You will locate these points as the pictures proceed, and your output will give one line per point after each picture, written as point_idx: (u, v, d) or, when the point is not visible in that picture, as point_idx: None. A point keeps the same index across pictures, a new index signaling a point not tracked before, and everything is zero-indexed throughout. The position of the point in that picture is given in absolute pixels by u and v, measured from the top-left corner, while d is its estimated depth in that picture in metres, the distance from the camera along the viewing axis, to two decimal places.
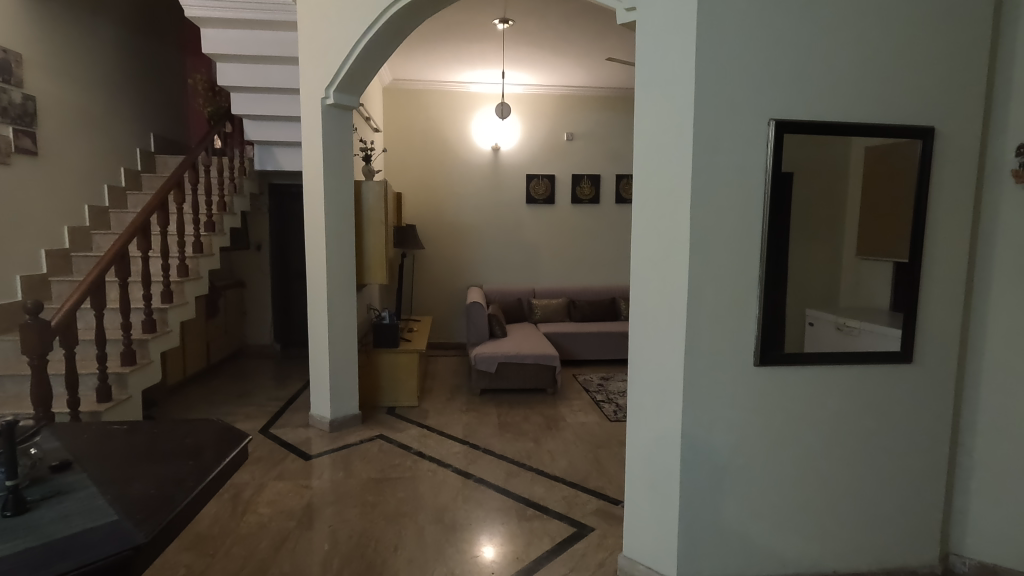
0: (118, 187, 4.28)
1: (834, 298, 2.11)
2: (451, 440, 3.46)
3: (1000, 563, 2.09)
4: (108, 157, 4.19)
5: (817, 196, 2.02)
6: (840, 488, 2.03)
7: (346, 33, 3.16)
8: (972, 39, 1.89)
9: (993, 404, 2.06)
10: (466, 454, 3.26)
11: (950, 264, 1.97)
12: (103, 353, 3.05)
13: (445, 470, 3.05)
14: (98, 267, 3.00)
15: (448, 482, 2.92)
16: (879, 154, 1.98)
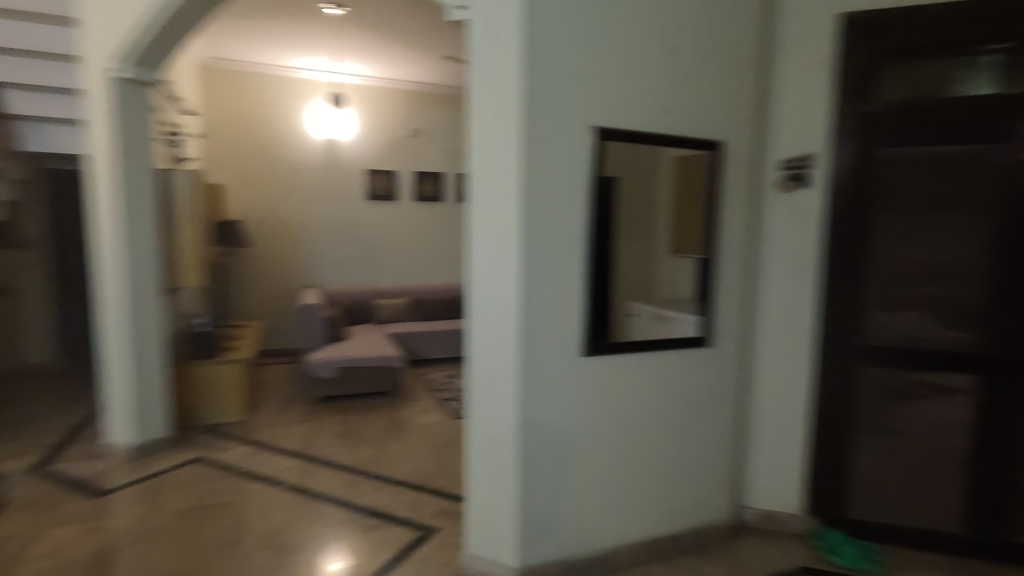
0: None
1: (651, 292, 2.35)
2: (285, 454, 3.19)
3: (777, 509, 2.51)
4: None
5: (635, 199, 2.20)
6: (657, 463, 2.27)
7: None
8: (748, 70, 2.25)
9: (768, 376, 2.48)
10: (301, 467, 3.03)
11: (734, 260, 2.33)
12: None
13: (279, 488, 2.80)
14: None
15: (282, 500, 2.69)
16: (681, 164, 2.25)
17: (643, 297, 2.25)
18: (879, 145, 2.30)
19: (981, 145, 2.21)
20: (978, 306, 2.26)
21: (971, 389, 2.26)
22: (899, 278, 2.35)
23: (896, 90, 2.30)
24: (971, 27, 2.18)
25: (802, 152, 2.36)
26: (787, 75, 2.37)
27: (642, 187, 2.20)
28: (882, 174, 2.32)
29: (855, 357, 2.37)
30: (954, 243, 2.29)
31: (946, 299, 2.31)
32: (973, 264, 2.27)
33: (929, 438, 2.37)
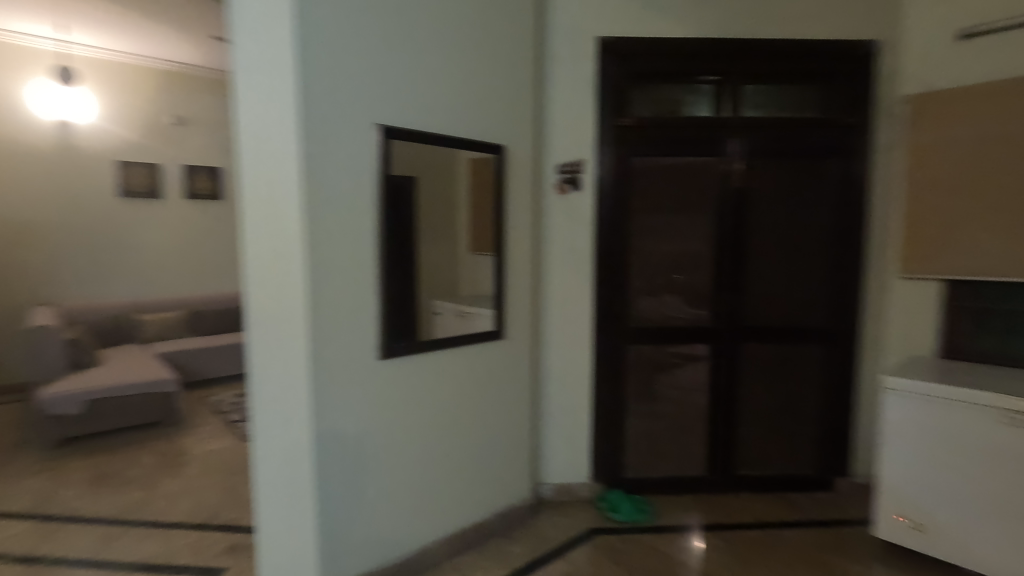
0: None
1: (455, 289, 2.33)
2: (9, 518, 2.52)
3: (568, 479, 2.79)
4: None
5: (430, 198, 2.18)
6: (460, 455, 2.34)
7: None
8: (523, 80, 2.45)
9: (556, 361, 2.74)
10: (35, 530, 2.43)
11: (522, 254, 2.54)
12: None
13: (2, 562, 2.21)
14: None
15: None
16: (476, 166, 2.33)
17: (451, 297, 2.30)
18: (633, 154, 2.68)
19: (706, 156, 2.69)
20: (710, 289, 2.76)
21: (707, 355, 2.79)
22: (654, 267, 2.76)
23: (643, 108, 2.71)
24: (694, 60, 2.65)
25: (573, 158, 2.65)
26: (558, 88, 2.62)
27: (438, 190, 2.20)
28: (637, 178, 2.71)
29: (623, 336, 2.75)
30: (694, 236, 2.75)
31: (690, 283, 2.77)
32: (707, 253, 2.75)
33: (684, 401, 2.81)
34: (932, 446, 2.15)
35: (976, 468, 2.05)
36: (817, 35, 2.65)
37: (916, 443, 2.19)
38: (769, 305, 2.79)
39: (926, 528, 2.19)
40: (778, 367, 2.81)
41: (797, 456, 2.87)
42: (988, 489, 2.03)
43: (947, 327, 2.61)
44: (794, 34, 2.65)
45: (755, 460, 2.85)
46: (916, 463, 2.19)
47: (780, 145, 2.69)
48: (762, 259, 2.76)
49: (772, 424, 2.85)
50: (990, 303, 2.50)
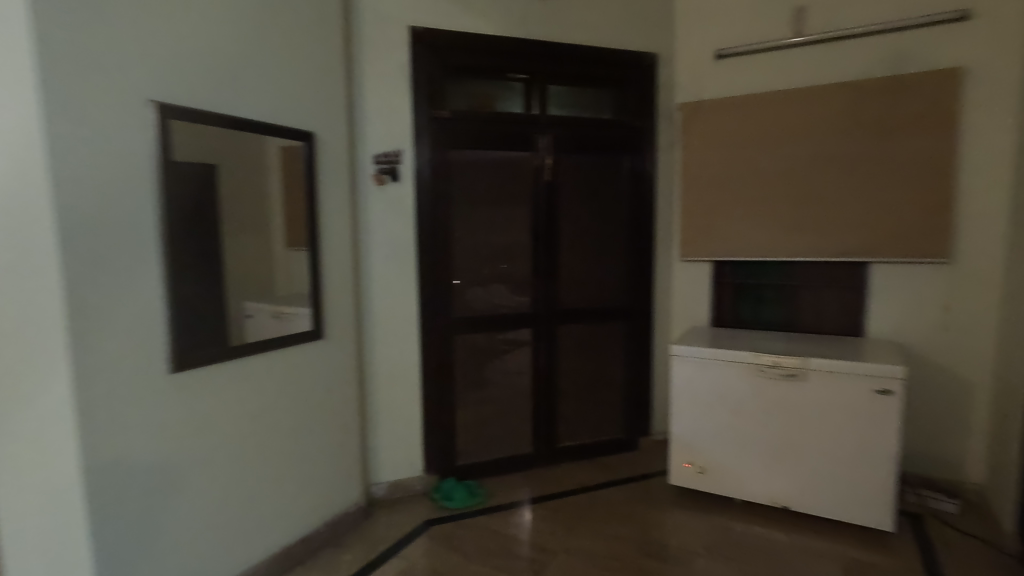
0: None
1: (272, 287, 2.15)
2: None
3: (401, 476, 2.76)
4: None
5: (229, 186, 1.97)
6: (280, 467, 2.17)
7: None
8: (328, 64, 2.33)
9: (382, 357, 2.68)
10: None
11: (338, 248, 2.42)
12: None
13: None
14: None
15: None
16: (283, 155, 2.16)
17: (265, 295, 2.12)
18: (452, 147, 2.70)
19: (520, 150, 2.83)
20: (530, 277, 2.92)
21: (530, 339, 2.95)
22: (478, 258, 2.83)
23: (458, 101, 2.75)
24: (505, 57, 2.75)
25: (390, 148, 2.59)
26: (370, 75, 2.54)
27: (238, 179, 2.00)
28: (457, 171, 2.74)
29: (451, 327, 2.78)
30: (513, 227, 2.88)
31: (512, 272, 2.90)
32: (525, 243, 2.90)
33: (511, 385, 2.95)
34: (707, 401, 2.56)
35: (738, 415, 2.49)
36: (610, 45, 2.95)
37: (697, 401, 2.58)
38: (581, 289, 3.05)
39: (705, 470, 2.60)
40: (590, 344, 3.10)
41: (609, 422, 3.19)
42: (748, 431, 2.48)
43: (715, 300, 3.13)
44: (591, 42, 2.91)
45: (574, 431, 3.12)
46: (696, 417, 2.59)
47: (583, 142, 2.94)
48: (573, 247, 3.01)
49: (587, 396, 3.14)
50: (744, 278, 3.05)
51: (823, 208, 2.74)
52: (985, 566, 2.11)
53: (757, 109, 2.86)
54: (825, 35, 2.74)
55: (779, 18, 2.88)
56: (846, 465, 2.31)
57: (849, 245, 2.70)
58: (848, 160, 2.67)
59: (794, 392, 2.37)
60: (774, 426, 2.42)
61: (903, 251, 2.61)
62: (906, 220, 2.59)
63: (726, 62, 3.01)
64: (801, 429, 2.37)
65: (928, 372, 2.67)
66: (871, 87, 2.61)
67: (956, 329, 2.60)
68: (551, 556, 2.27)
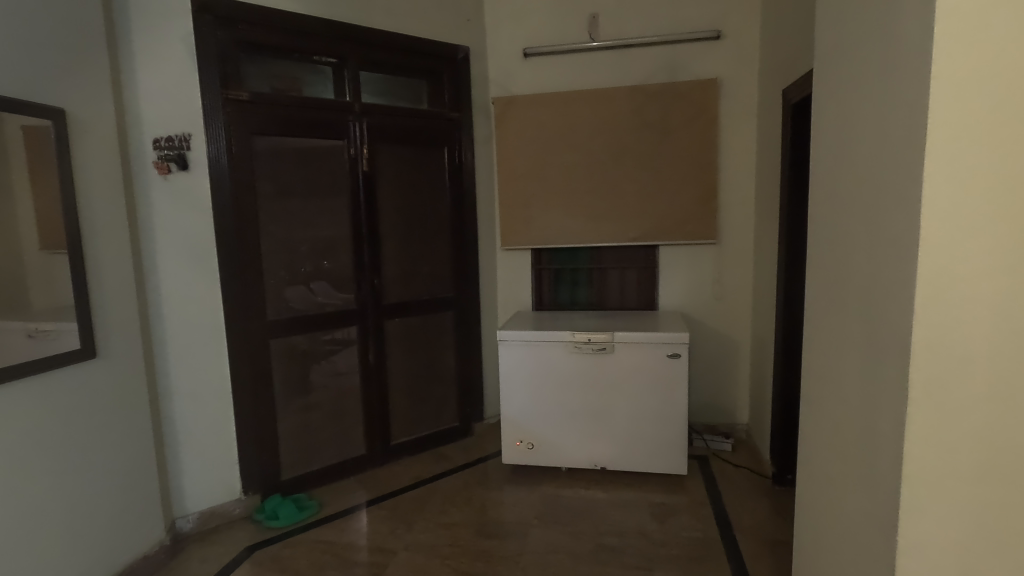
0: None
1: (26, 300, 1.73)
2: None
3: (215, 503, 2.46)
4: None
5: None
6: (42, 518, 1.78)
7: None
8: (82, 27, 1.95)
9: (179, 371, 2.34)
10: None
11: (113, 249, 2.05)
12: None
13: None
14: None
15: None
16: (28, 136, 1.74)
17: (17, 312, 1.70)
18: (254, 133, 2.45)
19: (333, 139, 2.67)
20: (354, 273, 2.79)
21: (357, 338, 2.82)
22: (293, 255, 2.61)
23: (256, 82, 2.49)
24: (308, 37, 2.57)
25: (173, 131, 2.26)
26: (139, 45, 2.17)
27: None
28: (262, 160, 2.49)
29: (266, 332, 2.54)
30: (332, 221, 2.71)
31: (334, 269, 2.73)
32: (345, 238, 2.75)
33: (339, 387, 2.80)
34: (532, 381, 2.72)
35: (560, 390, 2.69)
36: (423, 34, 2.92)
37: (525, 382, 2.73)
38: (407, 282, 3.00)
39: (535, 446, 2.76)
40: (419, 337, 3.08)
41: (444, 413, 3.22)
42: (568, 404, 2.70)
43: (536, 285, 3.33)
44: (403, 29, 2.85)
45: (409, 426, 3.08)
46: (523, 398, 2.74)
47: (401, 132, 2.89)
48: (395, 240, 2.94)
49: (420, 390, 3.12)
50: (560, 264, 3.30)
51: (621, 198, 3.06)
52: (752, 490, 2.59)
53: (563, 107, 3.09)
54: (615, 42, 3.05)
55: (578, 22, 3.12)
56: (650, 423, 2.63)
57: (644, 231, 3.06)
58: (640, 155, 3.02)
59: (605, 365, 2.63)
60: (591, 397, 2.67)
61: (683, 234, 3.04)
62: (686, 208, 3.02)
63: (534, 60, 3.18)
64: (613, 397, 2.65)
65: (706, 336, 3.17)
66: (653, 91, 2.98)
67: (726, 298, 3.12)
68: (391, 556, 2.22)
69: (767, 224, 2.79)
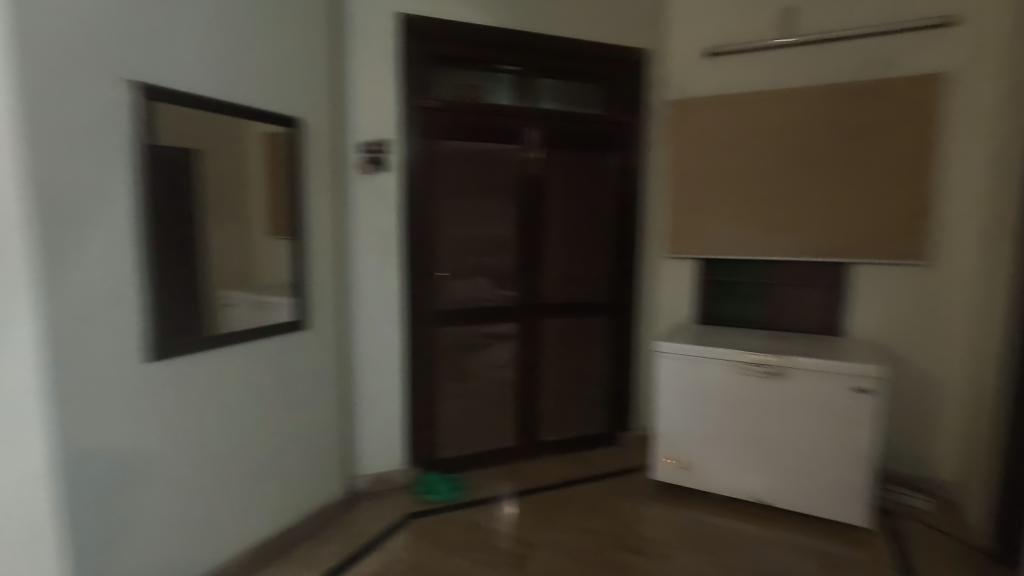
0: None
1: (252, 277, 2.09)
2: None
3: (383, 469, 2.74)
4: None
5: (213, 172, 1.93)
6: (256, 459, 2.13)
7: None
8: (316, 49, 2.30)
9: (365, 349, 2.64)
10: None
11: (322, 238, 2.37)
12: None
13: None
14: None
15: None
16: (266, 138, 2.11)
17: (246, 285, 2.08)
18: (439, 137, 2.67)
19: (507, 142, 2.81)
20: (516, 270, 2.90)
21: (513, 333, 2.94)
22: (463, 251, 2.80)
23: (445, 90, 2.72)
24: (492, 48, 2.74)
25: (377, 137, 2.55)
26: (358, 62, 2.50)
27: (221, 162, 1.96)
28: (444, 162, 2.71)
29: (434, 321, 2.76)
30: (500, 220, 2.85)
31: (496, 265, 2.87)
32: (510, 236, 2.88)
33: (494, 378, 2.94)
34: (690, 398, 2.58)
35: (720, 410, 2.52)
36: (600, 38, 2.94)
37: (682, 398, 2.60)
38: (565, 284, 3.04)
39: (688, 466, 2.62)
40: (573, 339, 3.10)
41: (591, 417, 3.20)
42: (729, 427, 2.51)
43: (700, 297, 3.14)
44: (581, 35, 2.90)
45: (556, 425, 3.12)
46: (680, 413, 2.61)
47: (570, 136, 2.93)
48: (558, 241, 3.00)
49: (570, 391, 3.14)
50: (728, 277, 3.06)
51: (808, 207, 2.76)
52: (959, 563, 2.16)
53: (747, 108, 2.88)
54: (815, 36, 2.75)
55: (770, 18, 2.89)
56: (827, 461, 2.35)
57: (834, 245, 2.73)
58: (836, 161, 2.69)
59: (776, 390, 2.40)
60: (756, 422, 2.45)
61: (882, 252, 2.66)
62: (888, 222, 2.64)
63: (715, 60, 3.02)
64: (783, 426, 2.40)
65: (904, 371, 2.73)
66: (859, 88, 2.64)
67: (935, 330, 2.65)
68: (532, 549, 2.27)
69: (1001, 246, 2.31)
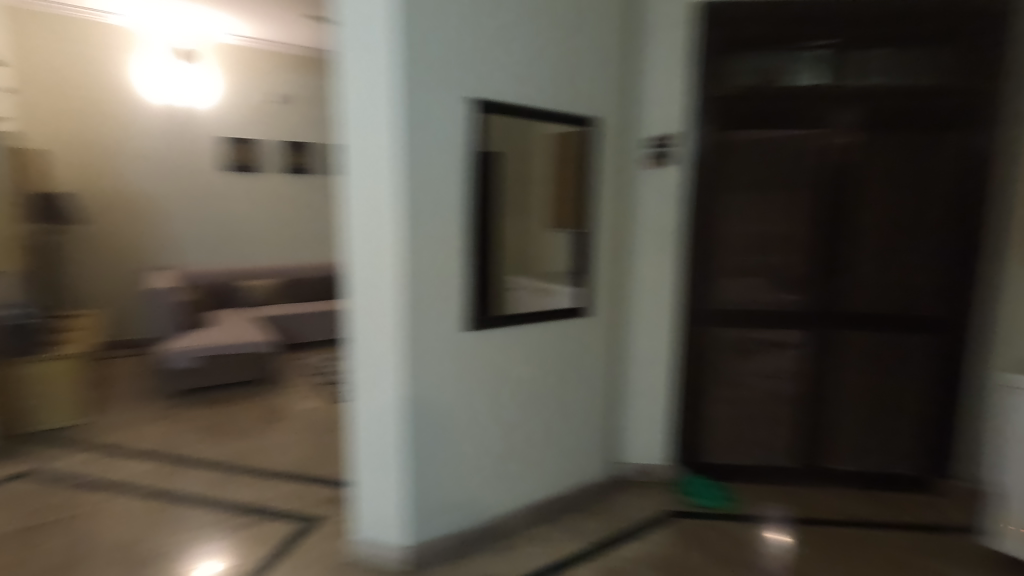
0: None
1: (527, 265, 2.30)
2: (47, 481, 2.70)
3: (648, 462, 2.76)
4: None
5: (511, 170, 2.18)
6: (538, 429, 2.37)
7: None
8: (614, 49, 2.37)
9: (638, 341, 2.69)
10: (68, 500, 2.55)
11: (607, 232, 2.48)
12: None
13: (11, 543, 2.24)
14: None
15: (3, 547, 2.20)
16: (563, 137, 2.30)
17: (525, 272, 2.31)
18: (728, 128, 2.55)
19: (807, 128, 2.51)
20: (806, 272, 2.59)
21: (796, 341, 2.63)
22: (744, 248, 2.62)
23: (742, 76, 2.54)
24: (799, 25, 2.47)
25: (664, 130, 2.54)
26: (649, 57, 2.52)
27: (522, 159, 2.21)
28: (734, 153, 2.57)
29: (707, 321, 2.66)
30: (790, 215, 2.57)
31: (782, 265, 2.60)
32: (801, 233, 2.57)
33: (769, 389, 2.68)
34: None
35: None
36: None
37: None
38: (871, 291, 2.58)
39: None
40: (879, 357, 2.61)
41: (895, 452, 2.66)
42: None
43: None
44: None
45: (847, 454, 2.69)
46: None
47: (899, 116, 2.47)
48: (867, 240, 2.55)
49: (868, 417, 2.66)
50: None
51: None
52: None
53: None
54: None
55: None
56: None
57: None
58: None
59: None
60: None
61: None
62: None
63: None
64: None
65: None
66: None
67: None
68: None
69: None
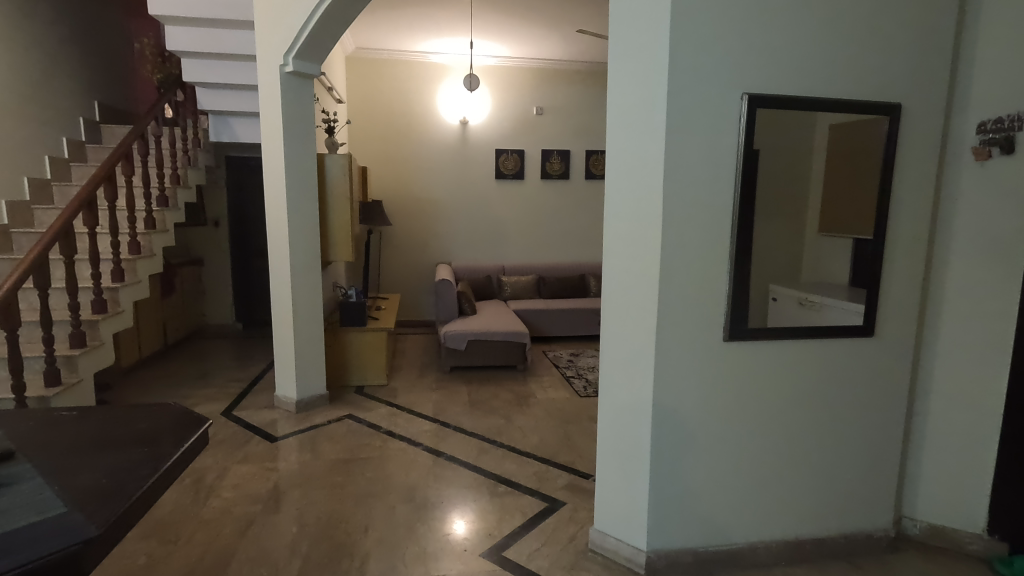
0: (76, 141, 4.25)
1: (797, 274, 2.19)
2: (361, 426, 3.46)
3: (948, 525, 2.23)
4: (57, 112, 4.09)
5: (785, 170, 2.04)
6: (801, 457, 2.11)
7: (298, 12, 3.15)
8: (935, 17, 1.94)
9: (945, 373, 2.18)
10: (374, 443, 3.23)
11: (910, 238, 2.04)
12: (75, 305, 3.09)
13: (338, 468, 2.93)
14: (63, 219, 2.99)
15: (334, 470, 2.90)
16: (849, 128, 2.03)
17: (790, 283, 2.14)
18: None
19: None
20: None
21: None
22: None
23: None
24: None
25: (1007, 110, 1.99)
26: (988, 20, 2.00)
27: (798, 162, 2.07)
28: None
29: None
30: None
31: None
32: None
33: None
34: None
35: None
36: None
37: None
38: None
39: None
40: None
41: None
42: None
43: None
44: None
45: None
46: None
47: None
48: None
49: None
50: None
51: None
52: None
53: None
54: None
55: None
56: None
57: None
58: None
59: None
60: None
61: None
62: None
63: None
64: None
65: None
66: None
67: None
68: None
69: None
